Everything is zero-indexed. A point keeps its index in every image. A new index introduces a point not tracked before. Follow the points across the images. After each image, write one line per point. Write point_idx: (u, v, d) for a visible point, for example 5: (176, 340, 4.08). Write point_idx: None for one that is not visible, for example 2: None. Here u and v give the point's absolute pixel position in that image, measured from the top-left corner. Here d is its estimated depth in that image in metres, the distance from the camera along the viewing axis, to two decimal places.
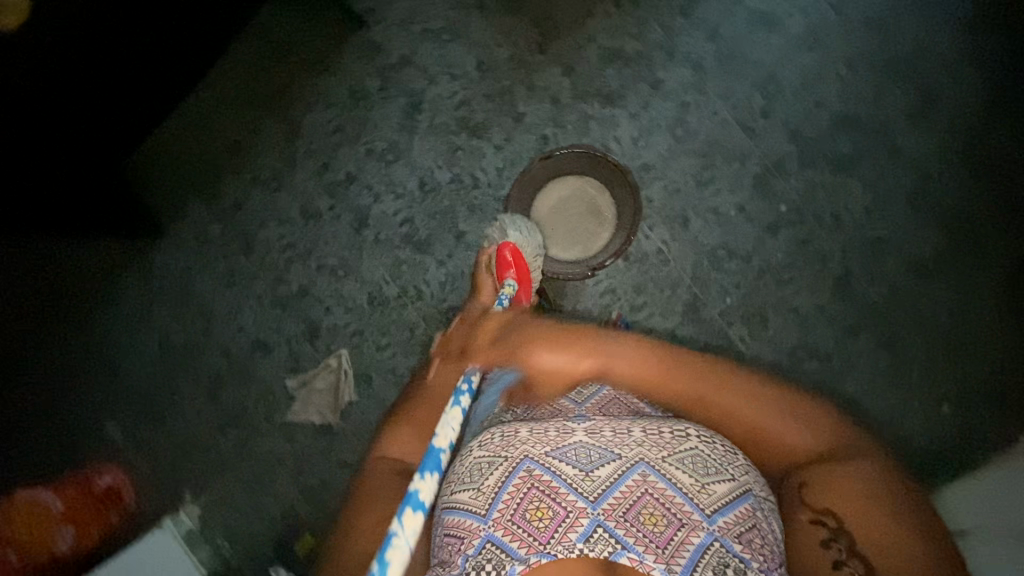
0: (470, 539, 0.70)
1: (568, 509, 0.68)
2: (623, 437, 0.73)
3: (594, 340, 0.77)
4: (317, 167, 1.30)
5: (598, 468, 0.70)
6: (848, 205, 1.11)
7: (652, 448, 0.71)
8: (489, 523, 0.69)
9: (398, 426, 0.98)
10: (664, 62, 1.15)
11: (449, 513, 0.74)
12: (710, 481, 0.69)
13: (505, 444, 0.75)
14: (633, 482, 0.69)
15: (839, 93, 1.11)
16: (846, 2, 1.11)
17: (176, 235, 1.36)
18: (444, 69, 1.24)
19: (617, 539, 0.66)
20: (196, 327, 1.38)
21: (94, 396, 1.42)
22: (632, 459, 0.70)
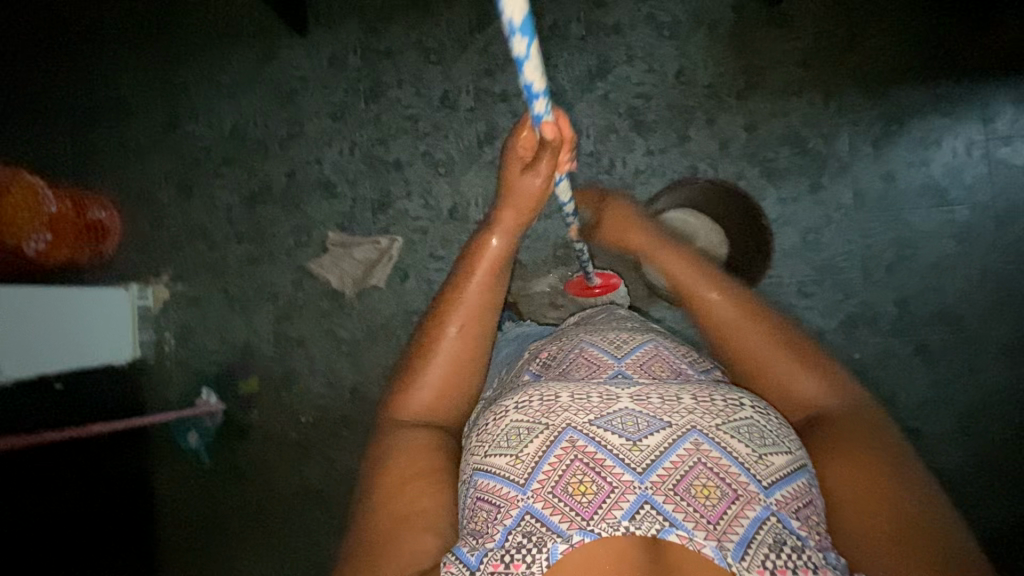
0: (507, 509, 0.59)
1: (613, 483, 0.58)
2: (671, 404, 0.63)
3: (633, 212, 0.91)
4: (480, 67, 1.27)
5: (647, 437, 0.60)
6: (910, 388, 1.14)
7: (703, 415, 0.61)
8: (528, 494, 0.59)
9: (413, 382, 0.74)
10: (835, 174, 1.17)
11: (477, 475, 0.63)
12: (763, 455, 0.60)
13: (542, 407, 0.64)
14: (686, 451, 0.59)
15: (961, 293, 1.13)
16: (1014, 223, 1.13)
17: (313, 43, 1.31)
18: (646, 56, 1.22)
19: (666, 516, 0.56)
20: (278, 134, 1.33)
21: (137, 132, 1.34)
22: (683, 429, 0.60)
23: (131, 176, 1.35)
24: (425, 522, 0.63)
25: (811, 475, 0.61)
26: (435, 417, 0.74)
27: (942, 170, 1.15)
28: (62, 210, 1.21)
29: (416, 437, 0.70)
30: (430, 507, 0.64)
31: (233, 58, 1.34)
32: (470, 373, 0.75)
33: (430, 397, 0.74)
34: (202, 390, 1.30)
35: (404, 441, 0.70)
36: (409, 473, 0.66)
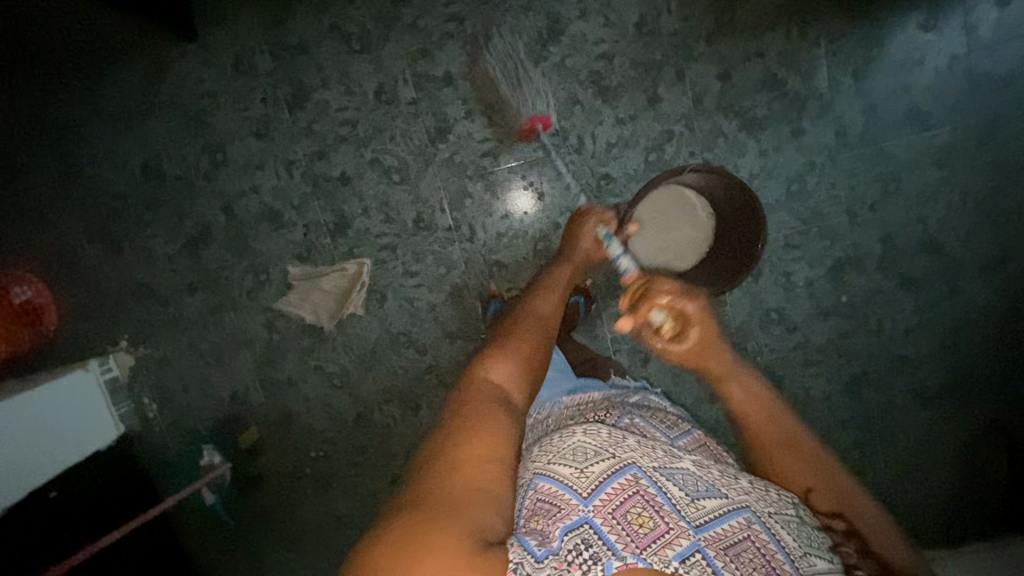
0: (566, 514, 0.54)
1: (670, 524, 0.56)
2: (727, 481, 0.64)
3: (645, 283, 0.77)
4: (414, 48, 1.09)
5: (705, 498, 0.60)
6: (896, 321, 1.17)
7: (758, 500, 0.63)
8: (590, 506, 0.55)
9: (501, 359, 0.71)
10: (816, 113, 1.09)
11: (535, 477, 0.59)
12: (807, 555, 0.60)
13: (610, 439, 0.63)
14: (738, 523, 0.59)
15: (942, 218, 1.13)
16: (994, 136, 1.10)
17: (213, 51, 1.11)
18: (601, 8, 1.06)
19: (713, 566, 0.54)
20: (200, 165, 1.16)
21: (36, 189, 1.18)
22: (737, 503, 0.61)
23: (48, 241, 1.20)
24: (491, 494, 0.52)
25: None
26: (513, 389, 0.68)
27: (925, 91, 1.08)
28: None
29: (492, 408, 0.63)
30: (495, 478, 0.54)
31: (119, 83, 1.13)
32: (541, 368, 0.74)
33: (512, 376, 0.69)
34: (202, 449, 1.26)
35: (478, 399, 0.64)
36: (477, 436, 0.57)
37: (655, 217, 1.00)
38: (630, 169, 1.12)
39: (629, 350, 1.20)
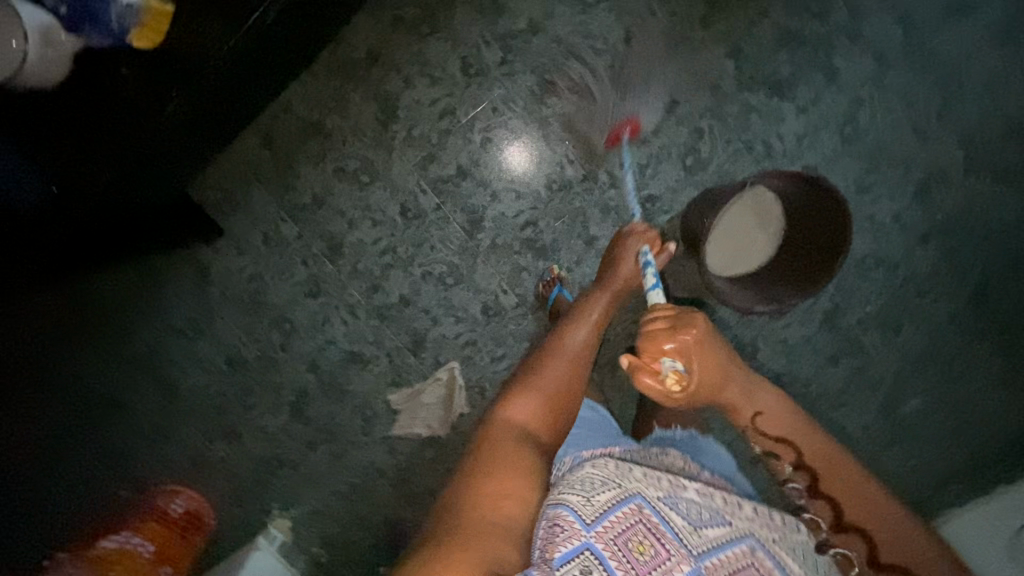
0: (571, 537, 0.56)
1: (669, 551, 0.60)
2: (733, 508, 0.68)
3: (689, 329, 0.66)
4: (420, 158, 1.08)
5: (708, 526, 0.64)
6: (1004, 218, 1.09)
7: (761, 525, 0.67)
8: (592, 532, 0.57)
9: (526, 385, 0.71)
10: (846, 48, 1.01)
11: (553, 505, 0.60)
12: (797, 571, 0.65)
13: (617, 470, 0.66)
14: (740, 551, 0.63)
15: (1022, 96, 1.04)
16: None
17: (240, 236, 1.13)
18: (583, 42, 1.01)
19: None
20: (275, 338, 1.20)
21: (139, 417, 1.22)
22: (741, 531, 0.65)
23: (172, 456, 1.24)
24: (532, 445, 0.64)
25: None
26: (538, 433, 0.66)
27: None
28: (155, 535, 1.17)
29: (516, 447, 0.62)
30: (536, 425, 0.67)
31: (178, 294, 1.18)
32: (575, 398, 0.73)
33: (535, 422, 0.67)
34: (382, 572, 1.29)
35: (550, 371, 0.73)
36: (514, 439, 0.64)
37: (735, 225, 0.98)
38: (671, 183, 1.07)
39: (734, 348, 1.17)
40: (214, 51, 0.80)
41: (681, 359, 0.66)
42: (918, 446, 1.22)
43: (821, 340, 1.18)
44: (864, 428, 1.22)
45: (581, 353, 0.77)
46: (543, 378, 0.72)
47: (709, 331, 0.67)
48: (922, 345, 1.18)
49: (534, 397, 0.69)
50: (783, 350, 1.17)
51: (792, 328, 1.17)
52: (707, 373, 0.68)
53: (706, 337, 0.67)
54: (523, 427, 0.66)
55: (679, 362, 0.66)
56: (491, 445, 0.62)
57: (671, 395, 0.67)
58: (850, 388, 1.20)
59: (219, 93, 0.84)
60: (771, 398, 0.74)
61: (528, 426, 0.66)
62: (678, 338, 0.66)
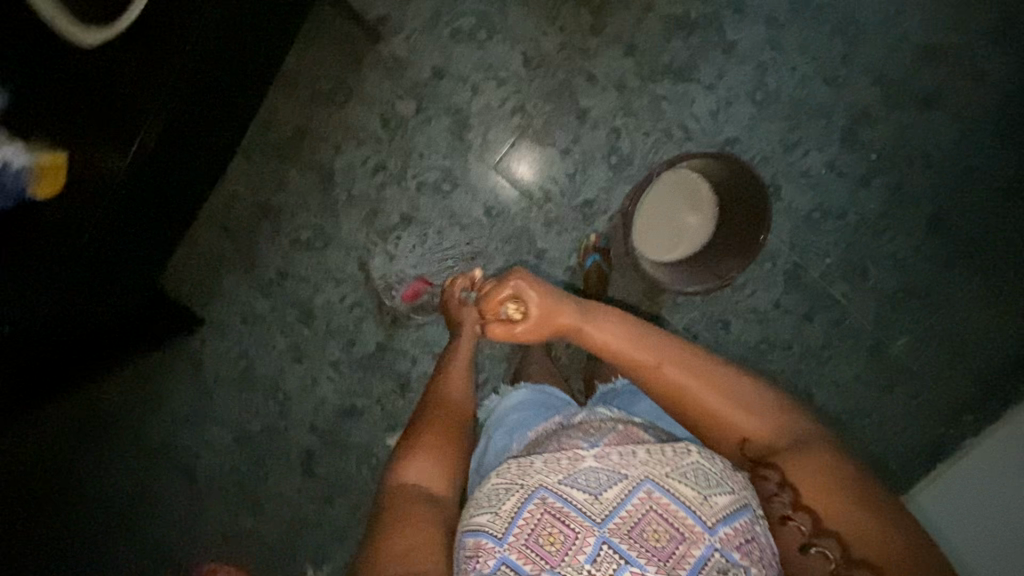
0: (485, 560, 0.56)
1: (575, 530, 0.55)
2: (627, 457, 0.60)
3: (528, 281, 0.73)
4: (364, 214, 1.14)
5: (606, 489, 0.57)
6: (940, 143, 1.09)
7: (655, 463, 0.59)
8: (504, 547, 0.55)
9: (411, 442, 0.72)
10: (736, 21, 1.04)
11: (468, 534, 0.58)
12: (709, 496, 0.58)
13: (516, 468, 0.61)
14: (638, 501, 0.56)
15: (924, 22, 1.06)
16: None
17: (221, 320, 1.21)
18: (486, 74, 1.07)
19: (622, 555, 0.54)
20: (273, 407, 1.26)
21: (163, 510, 1.27)
22: (637, 479, 0.58)
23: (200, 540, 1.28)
24: (433, 499, 0.65)
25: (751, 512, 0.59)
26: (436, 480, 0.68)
27: None
28: None
29: (419, 503, 0.63)
30: (433, 482, 0.67)
31: (178, 385, 1.26)
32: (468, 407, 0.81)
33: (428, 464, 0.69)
34: None
35: (442, 420, 0.75)
36: (410, 501, 0.64)
37: (666, 207, 1.03)
38: (602, 184, 1.10)
39: (706, 326, 1.17)
40: (102, 178, 0.71)
41: (513, 295, 0.73)
42: (917, 383, 1.20)
43: (792, 300, 1.18)
44: (861, 376, 1.20)
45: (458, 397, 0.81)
46: (425, 432, 0.73)
47: (533, 276, 0.74)
48: (895, 283, 1.16)
49: (421, 446, 0.71)
50: (755, 318, 1.17)
51: (760, 294, 1.17)
52: (549, 311, 0.72)
53: (538, 283, 0.73)
54: (419, 488, 0.66)
55: (514, 304, 0.73)
56: (388, 517, 0.62)
57: (516, 327, 0.73)
58: (833, 341, 1.19)
59: (118, 213, 0.77)
60: (612, 328, 0.71)
61: (424, 483, 0.67)
62: (509, 285, 0.73)
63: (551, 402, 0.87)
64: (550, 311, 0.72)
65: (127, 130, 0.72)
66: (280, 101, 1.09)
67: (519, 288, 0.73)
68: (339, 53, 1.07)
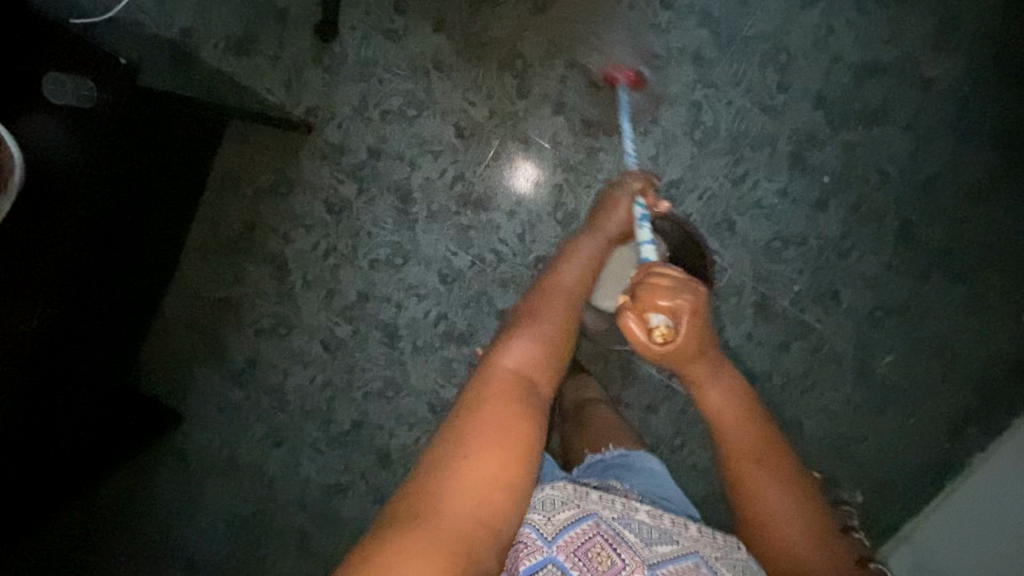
0: (529, 552, 0.54)
1: (625, 560, 0.54)
2: (681, 527, 0.61)
3: (701, 310, 0.62)
4: (323, 296, 1.15)
5: (658, 542, 0.57)
6: (892, 156, 1.07)
7: (707, 543, 0.59)
8: (553, 547, 0.54)
9: (526, 332, 0.68)
10: (661, 65, 1.04)
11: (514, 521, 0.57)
12: None
13: (577, 491, 0.62)
14: (687, 565, 0.56)
15: (854, 41, 1.05)
16: None
17: (199, 413, 1.22)
18: (422, 149, 1.08)
19: None
20: (259, 493, 1.25)
21: None
22: (689, 549, 0.58)
23: None
24: (530, 394, 0.62)
25: None
26: (536, 377, 0.65)
27: None
28: None
29: (518, 400, 0.60)
30: (533, 372, 0.65)
31: (165, 482, 1.26)
32: (577, 316, 0.74)
33: (526, 363, 0.65)
34: None
35: (552, 316, 0.71)
36: (509, 390, 0.61)
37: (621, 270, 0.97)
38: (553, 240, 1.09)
39: None
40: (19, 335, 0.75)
41: (671, 314, 0.61)
42: (913, 401, 1.12)
43: (765, 332, 1.12)
44: (858, 402, 1.13)
45: (575, 303, 0.75)
46: (540, 321, 0.69)
47: (700, 312, 0.62)
48: (870, 303, 1.11)
49: (531, 339, 0.67)
50: (732, 356, 1.12)
51: (730, 329, 1.12)
52: (688, 352, 0.62)
53: (696, 319, 0.61)
54: (519, 374, 0.64)
55: (669, 320, 0.60)
56: (484, 393, 0.60)
57: (647, 343, 0.61)
58: (814, 369, 1.13)
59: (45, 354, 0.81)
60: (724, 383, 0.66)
61: (526, 372, 0.64)
62: (675, 300, 0.60)
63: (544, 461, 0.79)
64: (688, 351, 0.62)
65: (43, 292, 0.76)
66: (223, 196, 1.12)
67: (682, 312, 0.61)
68: (278, 148, 1.10)
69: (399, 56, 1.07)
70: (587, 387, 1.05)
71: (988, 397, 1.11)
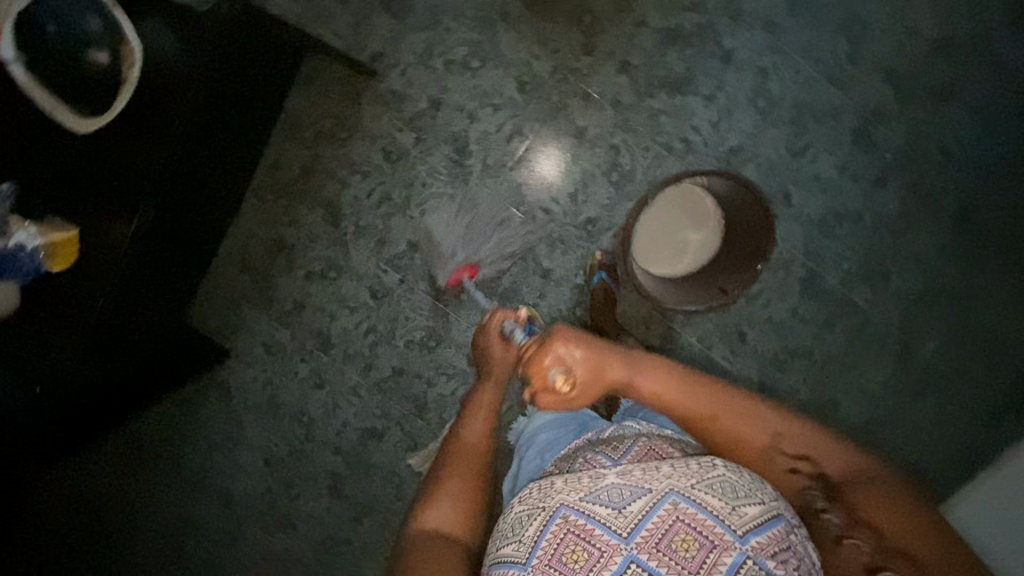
0: None
1: (601, 547, 0.55)
2: (650, 472, 0.59)
3: (589, 341, 0.66)
4: (374, 243, 1.17)
5: (630, 502, 0.56)
6: (958, 137, 1.05)
7: (679, 475, 0.57)
8: (530, 572, 0.56)
9: (438, 489, 0.71)
10: (732, 29, 1.03)
11: (496, 562, 0.59)
12: (737, 506, 0.56)
13: (540, 492, 0.61)
14: (664, 513, 0.55)
15: (931, 15, 1.03)
16: None
17: (245, 351, 1.26)
18: (482, 101, 1.08)
19: (648, 570, 0.53)
20: (297, 433, 1.29)
21: (201, 534, 1.30)
22: (660, 492, 0.56)
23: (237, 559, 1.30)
24: (454, 549, 0.65)
25: (788, 522, 0.57)
26: (453, 533, 0.67)
27: None
28: None
29: (438, 556, 0.63)
30: (451, 528, 0.67)
31: (208, 415, 1.29)
32: (482, 446, 0.76)
33: (444, 521, 0.68)
34: None
35: (460, 465, 0.73)
36: (434, 546, 0.65)
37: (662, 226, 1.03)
38: (605, 201, 1.09)
39: (721, 338, 1.12)
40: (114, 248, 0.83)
41: (559, 364, 0.64)
42: (956, 388, 1.11)
43: (811, 308, 1.12)
44: (901, 385, 1.12)
45: (477, 444, 0.76)
46: (451, 476, 0.72)
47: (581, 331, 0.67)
48: (921, 286, 1.10)
49: (443, 492, 0.70)
50: (775, 330, 1.11)
51: (775, 303, 1.12)
52: (591, 383, 0.66)
53: (588, 350, 0.65)
54: (441, 535, 0.66)
55: (560, 370, 0.64)
56: (415, 561, 0.63)
57: (562, 397, 0.65)
58: (858, 348, 1.12)
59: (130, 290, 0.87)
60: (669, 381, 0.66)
61: (449, 531, 0.67)
62: (551, 349, 0.65)
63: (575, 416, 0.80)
64: (599, 381, 0.66)
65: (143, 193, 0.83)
66: (284, 139, 1.14)
67: (566, 353, 0.64)
68: (340, 93, 1.11)
69: (467, 6, 1.07)
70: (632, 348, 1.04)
71: None
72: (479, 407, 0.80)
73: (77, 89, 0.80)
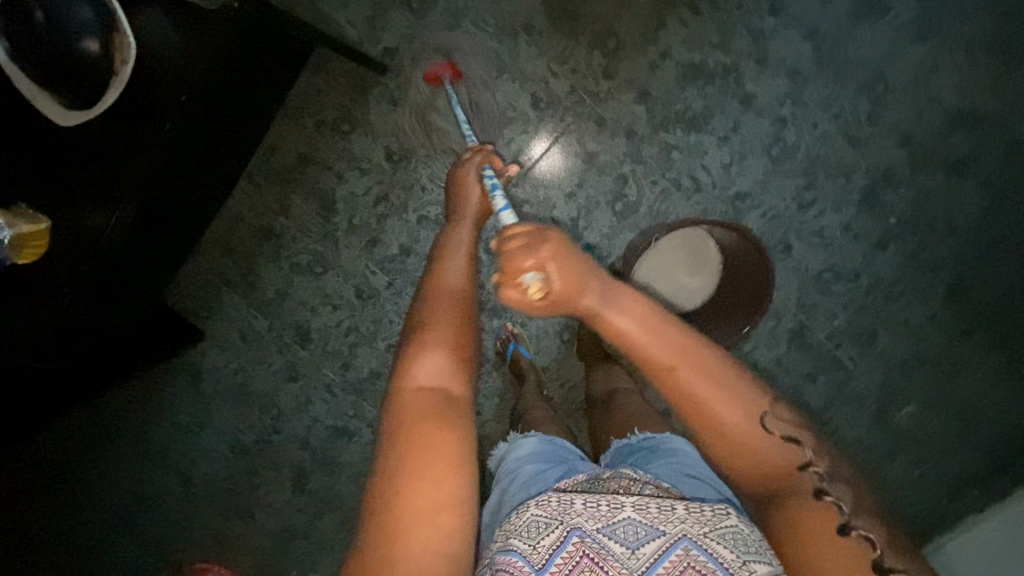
0: None
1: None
2: (666, 512, 0.57)
3: (573, 256, 0.57)
4: (365, 243, 1.14)
5: (644, 542, 0.54)
6: (964, 209, 1.05)
7: (694, 522, 0.56)
8: None
9: (428, 342, 0.63)
10: (756, 73, 1.01)
11: (500, 555, 0.56)
12: (749, 562, 0.53)
13: (558, 506, 0.59)
14: (676, 558, 0.53)
15: (955, 84, 1.01)
16: None
17: (221, 336, 1.22)
18: (494, 112, 1.05)
19: None
20: (265, 423, 1.26)
21: (155, 515, 1.27)
22: (676, 535, 0.54)
23: (190, 542, 1.28)
24: (447, 411, 0.59)
25: None
26: (450, 390, 0.61)
27: None
28: None
29: (439, 423, 0.58)
30: (449, 382, 0.62)
31: (175, 395, 1.26)
32: (468, 287, 0.69)
33: (436, 381, 0.61)
34: None
35: (444, 307, 0.66)
36: (426, 416, 0.58)
37: (666, 267, 1.00)
38: (606, 230, 1.06)
39: None
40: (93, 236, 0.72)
41: (538, 265, 0.55)
42: (925, 454, 1.12)
43: (796, 360, 1.12)
44: (872, 445, 1.13)
45: (464, 289, 0.69)
46: (438, 326, 0.64)
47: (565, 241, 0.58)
48: (906, 351, 1.10)
49: (434, 346, 0.62)
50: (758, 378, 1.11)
51: (761, 351, 1.11)
52: (573, 294, 0.57)
53: (579, 267, 0.57)
54: (437, 389, 0.61)
55: (539, 275, 0.55)
56: (400, 432, 0.58)
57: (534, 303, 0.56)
58: (836, 405, 1.12)
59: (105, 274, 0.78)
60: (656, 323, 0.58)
61: (445, 386, 0.61)
62: (538, 255, 0.55)
63: (564, 455, 0.79)
64: (580, 300, 0.58)
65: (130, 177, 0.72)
66: (288, 124, 1.09)
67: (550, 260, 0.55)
68: (348, 84, 1.07)
69: (491, 12, 1.03)
70: (617, 375, 1.04)
71: (1002, 464, 1.11)
72: (460, 249, 0.73)
73: (68, 80, 0.70)
